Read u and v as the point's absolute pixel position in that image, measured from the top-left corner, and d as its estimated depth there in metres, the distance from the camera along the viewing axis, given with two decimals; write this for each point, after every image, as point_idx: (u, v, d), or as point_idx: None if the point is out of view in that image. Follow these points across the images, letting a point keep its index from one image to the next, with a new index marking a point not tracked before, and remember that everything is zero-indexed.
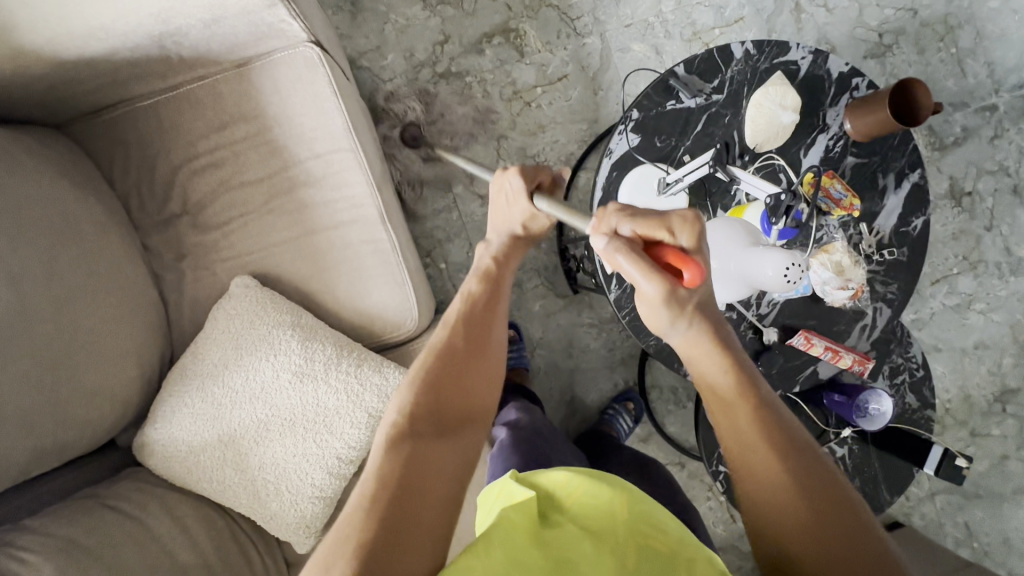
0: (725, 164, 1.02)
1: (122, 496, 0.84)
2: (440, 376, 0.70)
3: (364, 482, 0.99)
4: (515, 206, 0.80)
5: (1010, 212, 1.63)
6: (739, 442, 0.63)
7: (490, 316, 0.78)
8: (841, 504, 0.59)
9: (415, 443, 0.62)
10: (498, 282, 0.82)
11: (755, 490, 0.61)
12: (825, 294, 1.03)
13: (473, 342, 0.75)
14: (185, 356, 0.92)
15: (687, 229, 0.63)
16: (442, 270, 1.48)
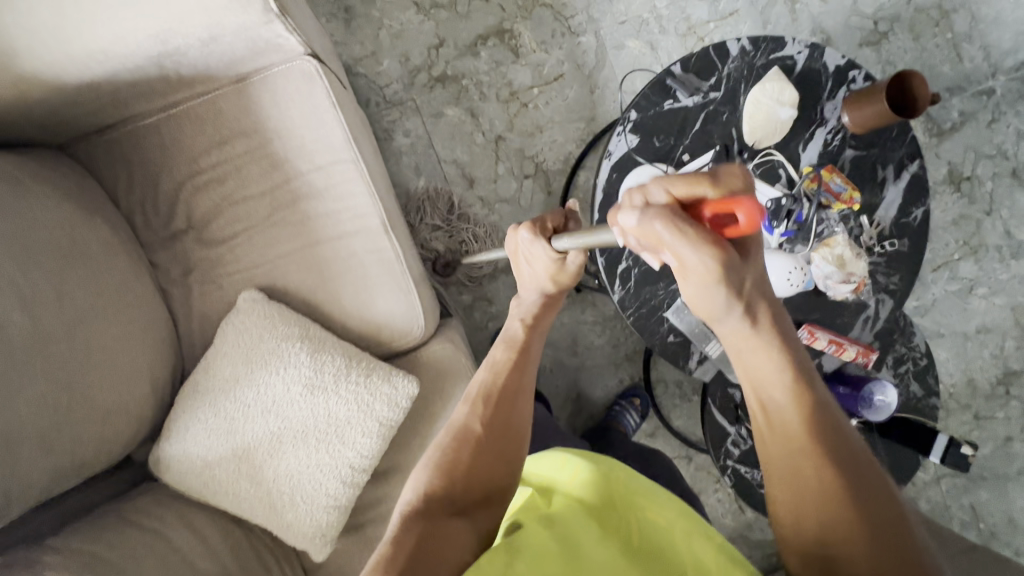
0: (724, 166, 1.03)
1: (141, 511, 0.86)
2: (460, 457, 0.73)
3: (378, 487, 1.00)
4: (538, 262, 0.80)
5: (1010, 195, 1.63)
6: (785, 442, 0.59)
7: (513, 394, 0.80)
8: (893, 513, 0.55)
9: (427, 524, 0.65)
10: (525, 353, 0.84)
11: (798, 494, 0.57)
12: (829, 288, 1.06)
13: (498, 421, 0.77)
14: (196, 371, 0.93)
15: (733, 180, 0.56)
16: (445, 273, 1.48)
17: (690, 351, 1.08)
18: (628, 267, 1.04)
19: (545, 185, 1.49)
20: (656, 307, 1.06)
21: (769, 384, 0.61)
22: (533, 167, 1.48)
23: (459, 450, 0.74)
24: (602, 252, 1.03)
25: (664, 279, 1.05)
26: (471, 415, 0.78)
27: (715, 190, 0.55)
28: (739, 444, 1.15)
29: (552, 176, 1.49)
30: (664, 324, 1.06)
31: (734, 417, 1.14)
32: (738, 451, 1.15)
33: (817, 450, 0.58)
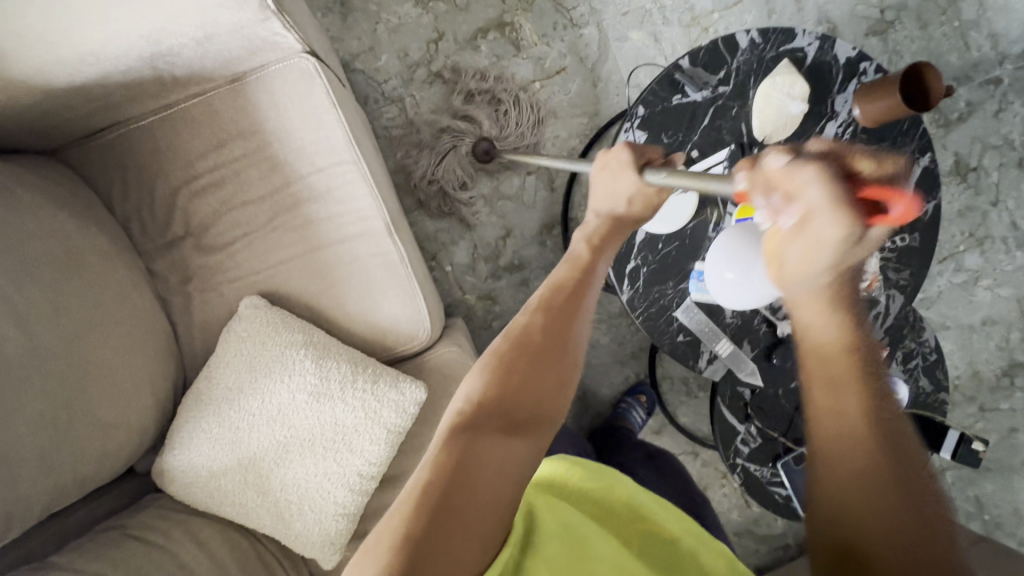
0: (736, 167, 1.02)
1: (146, 525, 0.84)
2: (516, 368, 0.65)
3: (386, 493, 0.99)
4: (623, 180, 0.77)
5: (1016, 186, 1.61)
6: (840, 431, 0.57)
7: (575, 312, 0.73)
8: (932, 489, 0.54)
9: (470, 439, 0.58)
10: (590, 267, 0.77)
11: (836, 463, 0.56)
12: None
13: (557, 332, 0.70)
14: (198, 381, 0.91)
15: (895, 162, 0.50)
16: (448, 272, 1.46)
17: (700, 350, 1.06)
18: (636, 266, 1.02)
19: (548, 182, 1.46)
20: (665, 306, 1.04)
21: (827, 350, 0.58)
22: (535, 164, 1.46)
23: (513, 359, 0.67)
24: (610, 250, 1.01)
25: (672, 278, 1.03)
26: (531, 324, 0.71)
27: (875, 168, 0.49)
28: (749, 443, 1.14)
29: (555, 172, 1.46)
30: (674, 324, 1.05)
31: (743, 416, 1.13)
32: (747, 449, 1.14)
33: (874, 444, 0.55)
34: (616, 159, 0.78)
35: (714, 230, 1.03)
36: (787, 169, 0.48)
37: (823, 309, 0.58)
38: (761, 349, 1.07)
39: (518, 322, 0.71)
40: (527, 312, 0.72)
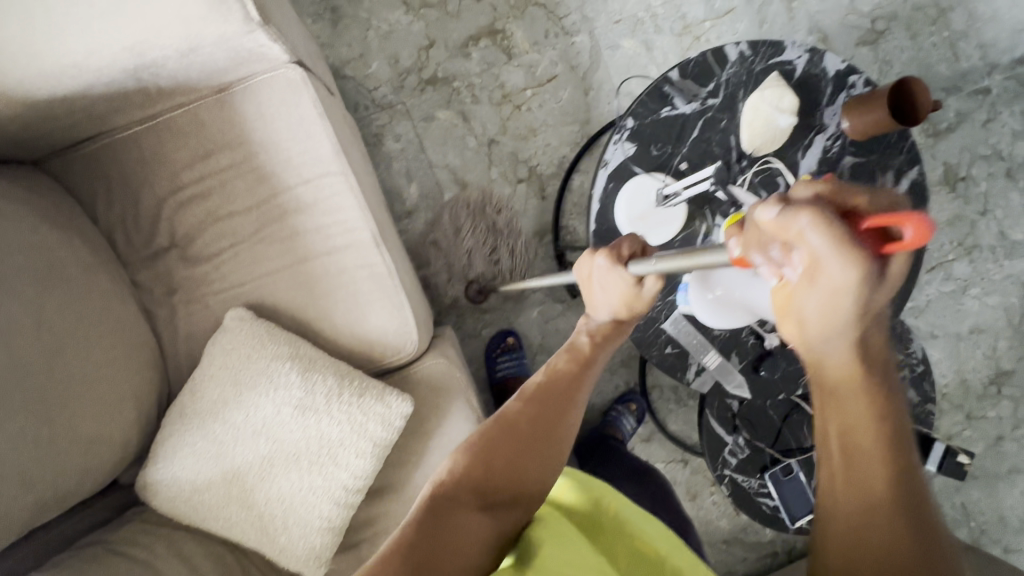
0: (726, 183, 0.99)
1: (130, 540, 0.84)
2: (502, 449, 0.73)
3: (373, 505, 0.99)
4: (609, 284, 0.78)
5: (1004, 196, 1.63)
6: (861, 496, 0.48)
7: (565, 407, 0.78)
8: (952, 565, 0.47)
9: (445, 509, 0.67)
10: (587, 356, 0.82)
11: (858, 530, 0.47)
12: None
13: (546, 421, 0.76)
14: (182, 394, 0.90)
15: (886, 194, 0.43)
16: (439, 280, 1.46)
17: (687, 362, 1.06)
18: None
19: (539, 190, 1.46)
20: (653, 318, 1.04)
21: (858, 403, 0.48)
22: (526, 171, 1.46)
23: (503, 438, 0.74)
24: None
25: (660, 290, 1.04)
26: (524, 411, 0.77)
27: (872, 199, 0.42)
28: (736, 454, 1.14)
29: (546, 180, 1.46)
30: (662, 336, 1.05)
31: (731, 427, 1.13)
32: (735, 460, 1.15)
33: (902, 545, 0.46)
34: (598, 269, 0.77)
35: (703, 242, 1.03)
36: (777, 219, 0.42)
37: (850, 375, 0.47)
38: (748, 361, 1.07)
39: (512, 407, 0.78)
40: (518, 400, 0.79)
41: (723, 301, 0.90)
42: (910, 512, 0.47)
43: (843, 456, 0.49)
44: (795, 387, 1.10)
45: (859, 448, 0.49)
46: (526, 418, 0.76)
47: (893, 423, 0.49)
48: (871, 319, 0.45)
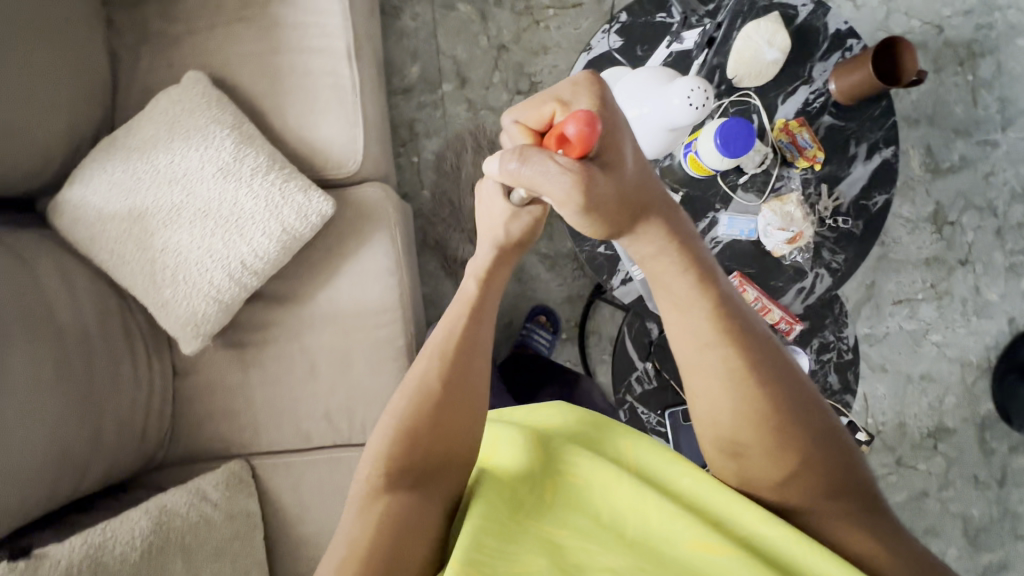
0: (679, 32, 1.03)
1: (20, 240, 0.84)
2: (420, 420, 0.71)
3: (269, 310, 1.01)
4: (495, 205, 0.80)
5: (987, 252, 1.61)
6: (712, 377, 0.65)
7: (474, 345, 0.79)
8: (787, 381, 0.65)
9: (389, 502, 0.65)
10: (481, 299, 0.83)
11: (717, 397, 0.65)
12: (766, 235, 1.04)
13: (458, 380, 0.75)
14: (117, 129, 0.91)
15: (576, 97, 0.62)
16: (414, 163, 1.47)
17: (615, 268, 1.05)
18: None
19: None
20: None
21: (687, 319, 0.65)
22: (527, 85, 1.47)
23: (422, 411, 0.72)
24: None
25: None
26: (441, 375, 0.74)
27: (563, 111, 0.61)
28: (644, 382, 1.13)
29: None
30: None
31: (645, 353, 1.13)
32: (640, 389, 1.13)
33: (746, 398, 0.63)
34: (497, 200, 0.79)
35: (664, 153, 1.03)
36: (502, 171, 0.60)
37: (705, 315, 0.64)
38: None
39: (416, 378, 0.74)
40: (426, 364, 0.76)
41: (638, 123, 0.89)
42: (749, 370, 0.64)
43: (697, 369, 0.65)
44: None
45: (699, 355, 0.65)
46: (435, 382, 0.74)
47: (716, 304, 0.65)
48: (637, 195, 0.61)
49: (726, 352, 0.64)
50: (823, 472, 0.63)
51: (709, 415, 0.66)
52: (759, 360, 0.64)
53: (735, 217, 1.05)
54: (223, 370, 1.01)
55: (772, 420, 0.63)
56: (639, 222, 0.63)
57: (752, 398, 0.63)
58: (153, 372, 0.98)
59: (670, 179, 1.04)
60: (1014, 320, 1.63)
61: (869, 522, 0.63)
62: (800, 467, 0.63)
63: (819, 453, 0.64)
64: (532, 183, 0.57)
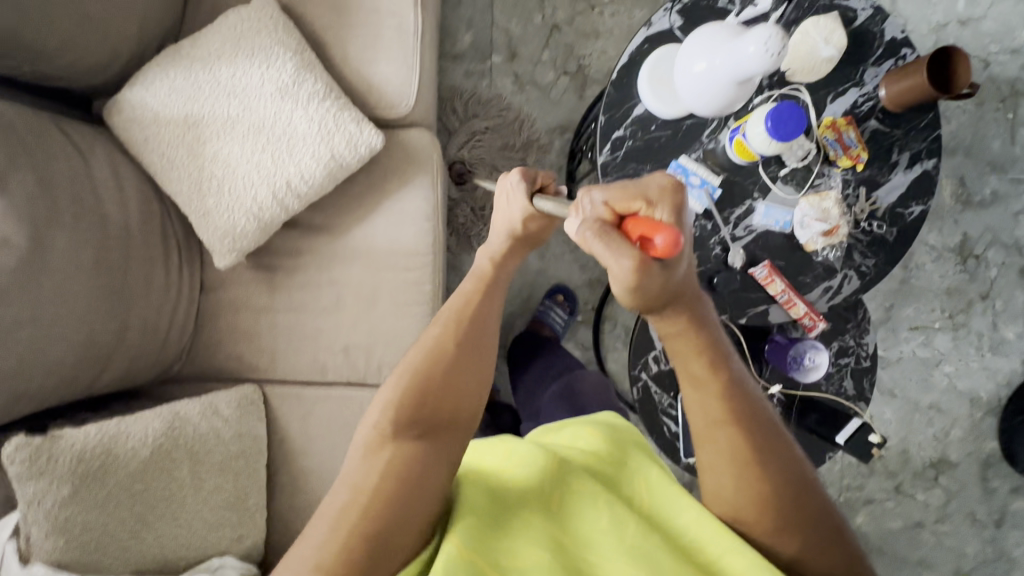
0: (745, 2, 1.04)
1: (79, 133, 0.86)
2: (432, 374, 0.71)
3: (303, 240, 1.03)
4: (513, 202, 0.79)
5: (1009, 290, 1.61)
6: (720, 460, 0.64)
7: (483, 315, 0.78)
8: (792, 469, 0.64)
9: (392, 454, 0.64)
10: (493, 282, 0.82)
11: (722, 477, 0.64)
12: (802, 226, 1.05)
13: (473, 341, 0.75)
14: (184, 39, 0.93)
15: (660, 197, 0.59)
16: (454, 129, 1.49)
17: None
18: (623, 136, 1.04)
19: (579, 88, 1.49)
20: None
21: (698, 398, 0.64)
22: (575, 67, 1.49)
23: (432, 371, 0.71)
24: (603, 111, 1.04)
25: (650, 162, 1.04)
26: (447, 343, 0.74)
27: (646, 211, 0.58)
28: (660, 362, 1.13)
29: (589, 82, 1.49)
30: None
31: None
32: (656, 368, 1.13)
33: (750, 481, 0.62)
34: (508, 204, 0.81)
35: (709, 136, 1.04)
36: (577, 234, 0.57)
37: (716, 402, 0.63)
38: (706, 271, 1.07)
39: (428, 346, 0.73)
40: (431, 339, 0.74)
41: (707, 76, 0.93)
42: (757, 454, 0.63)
43: (709, 449, 0.64)
44: (739, 315, 1.08)
45: (708, 436, 0.64)
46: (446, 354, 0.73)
47: (735, 391, 0.64)
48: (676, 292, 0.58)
49: (734, 436, 0.63)
50: (823, 556, 0.63)
51: (710, 491, 0.66)
52: (770, 450, 0.63)
53: (772, 207, 1.05)
54: (251, 293, 1.03)
55: (776, 505, 0.62)
56: (669, 309, 0.60)
57: (758, 485, 0.62)
58: (183, 284, 0.99)
59: (713, 163, 1.05)
60: None
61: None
62: (801, 548, 0.62)
63: (821, 541, 0.63)
64: (598, 257, 0.56)
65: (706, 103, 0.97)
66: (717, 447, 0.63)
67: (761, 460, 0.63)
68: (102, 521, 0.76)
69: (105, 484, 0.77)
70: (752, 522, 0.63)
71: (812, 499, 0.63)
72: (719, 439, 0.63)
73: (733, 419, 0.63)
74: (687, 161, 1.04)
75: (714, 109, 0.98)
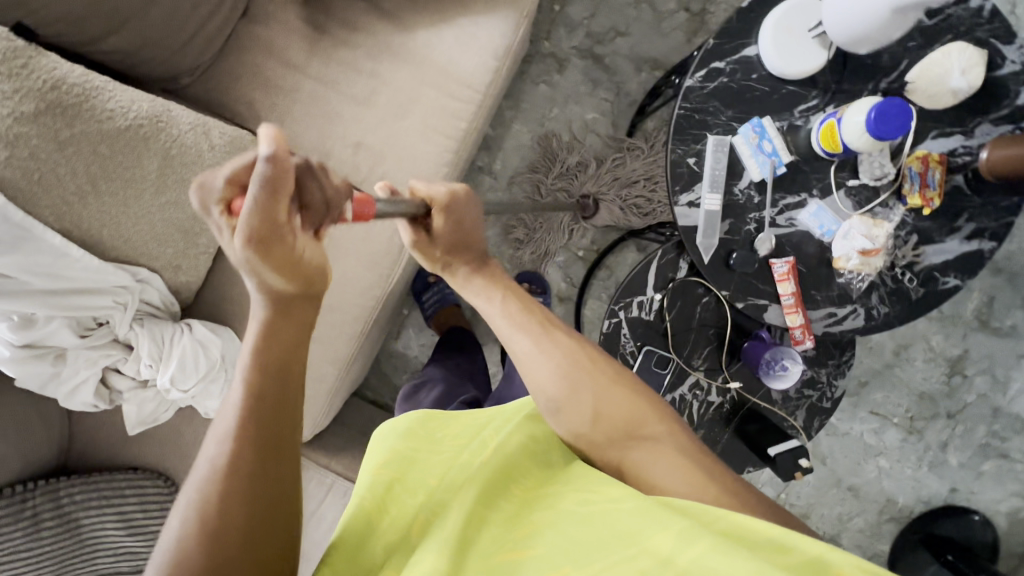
0: None
1: None
2: (265, 410, 0.55)
3: (361, 15, 0.96)
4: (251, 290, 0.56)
5: (975, 420, 1.61)
6: (591, 387, 0.71)
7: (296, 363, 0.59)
8: (649, 395, 0.73)
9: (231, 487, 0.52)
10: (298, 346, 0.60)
11: (599, 402, 0.70)
12: (845, 237, 1.00)
13: (272, 432, 0.55)
14: None
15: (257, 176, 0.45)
16: (553, 11, 1.41)
17: (692, 186, 1.00)
18: (720, 70, 0.97)
19: (693, 30, 1.40)
20: (707, 124, 0.99)
21: (562, 342, 0.75)
22: (699, 8, 1.39)
23: (228, 484, 0.52)
24: (715, 36, 0.97)
25: (733, 110, 0.98)
26: (243, 457, 0.53)
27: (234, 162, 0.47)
28: (643, 310, 1.09)
29: (705, 28, 1.39)
30: (696, 146, 0.99)
31: (661, 285, 1.09)
32: (635, 313, 1.09)
33: (621, 405, 0.70)
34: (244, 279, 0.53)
35: (802, 113, 0.98)
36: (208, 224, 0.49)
37: (578, 343, 0.75)
38: (730, 242, 1.02)
39: (190, 518, 0.51)
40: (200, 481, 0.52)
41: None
42: (619, 380, 0.73)
43: (580, 377, 0.72)
44: (738, 299, 1.04)
45: (576, 368, 0.72)
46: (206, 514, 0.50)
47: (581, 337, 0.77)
48: (283, 264, 0.52)
49: (544, 347, 0.74)
50: (650, 427, 0.69)
51: (592, 421, 0.70)
52: (580, 345, 0.75)
53: (824, 210, 1.00)
54: (287, 41, 0.96)
55: (595, 389, 0.71)
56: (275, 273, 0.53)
57: (578, 378, 0.71)
58: None
59: (791, 141, 0.99)
60: (955, 491, 1.62)
61: (682, 448, 0.68)
62: (620, 422, 0.69)
63: (632, 405, 0.70)
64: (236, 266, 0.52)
65: (845, 24, 0.88)
66: (585, 369, 0.72)
67: (622, 382, 0.73)
68: (53, 160, 0.75)
69: (71, 125, 0.76)
70: (625, 434, 0.69)
71: (667, 411, 0.72)
72: (584, 362, 0.73)
73: (589, 350, 0.75)
74: (769, 125, 0.98)
75: (849, 35, 0.89)
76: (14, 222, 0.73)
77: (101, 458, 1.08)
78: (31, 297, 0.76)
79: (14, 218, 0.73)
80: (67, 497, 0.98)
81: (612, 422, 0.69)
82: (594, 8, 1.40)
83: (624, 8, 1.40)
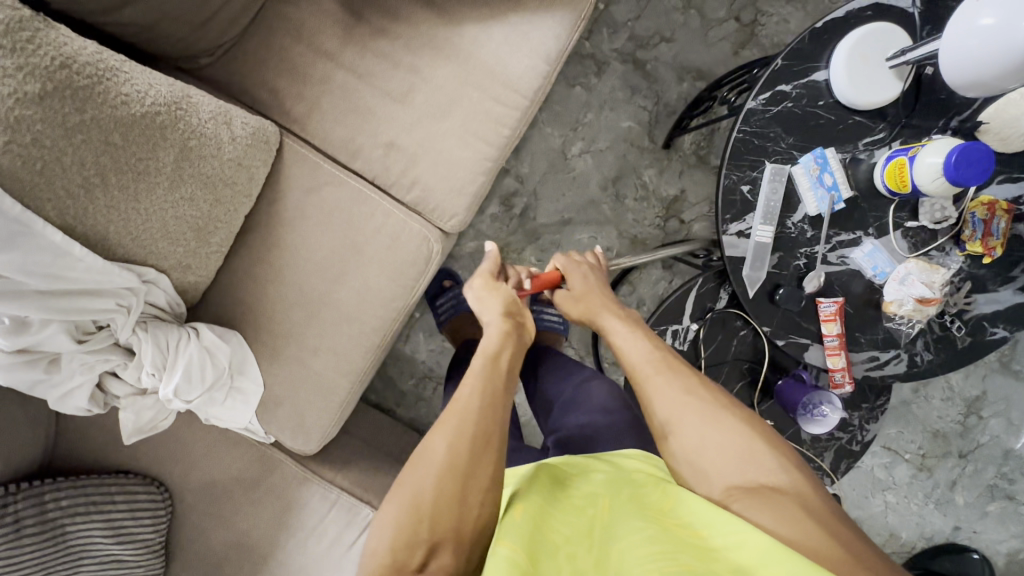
0: None
1: None
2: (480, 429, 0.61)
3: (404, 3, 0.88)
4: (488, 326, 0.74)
5: (985, 461, 1.60)
6: (700, 412, 0.66)
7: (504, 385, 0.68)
8: (767, 431, 0.65)
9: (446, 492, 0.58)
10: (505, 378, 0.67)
11: (708, 430, 0.65)
12: (901, 281, 0.94)
13: (479, 452, 0.60)
14: None
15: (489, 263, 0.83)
16: (597, 11, 1.33)
17: (744, 215, 0.94)
18: (786, 93, 0.91)
19: (742, 42, 1.33)
20: (766, 150, 0.92)
21: (672, 365, 0.72)
22: (750, 20, 1.32)
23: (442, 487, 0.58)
24: (784, 56, 0.90)
25: (794, 137, 0.92)
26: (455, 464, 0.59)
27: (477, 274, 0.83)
28: (676, 339, 1.03)
29: (755, 42, 1.32)
30: (751, 173, 0.93)
31: (698, 315, 1.03)
32: (668, 342, 1.03)
33: (730, 436, 0.64)
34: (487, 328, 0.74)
35: (866, 146, 0.93)
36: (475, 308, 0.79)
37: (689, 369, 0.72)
38: (777, 276, 0.96)
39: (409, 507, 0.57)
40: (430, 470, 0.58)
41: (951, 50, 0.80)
42: (731, 410, 0.66)
43: (690, 401, 0.67)
44: (779, 336, 0.98)
45: (685, 392, 0.69)
46: (430, 498, 0.57)
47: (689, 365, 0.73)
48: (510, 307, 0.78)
49: (651, 368, 0.71)
50: (764, 467, 0.61)
51: (697, 451, 0.64)
52: (691, 372, 0.71)
53: (879, 250, 0.95)
54: (320, 25, 0.88)
55: (702, 416, 0.66)
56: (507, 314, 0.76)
57: (688, 401, 0.67)
58: None
59: (851, 175, 0.93)
60: (958, 529, 1.60)
61: (805, 499, 0.57)
62: (728, 455, 0.63)
63: (745, 441, 0.63)
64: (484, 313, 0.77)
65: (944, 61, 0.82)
66: (694, 394, 0.68)
67: (734, 414, 0.66)
68: (65, 153, 0.66)
69: (82, 111, 0.67)
70: (734, 469, 0.62)
71: (786, 452, 0.63)
72: (693, 387, 0.69)
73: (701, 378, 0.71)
74: (832, 157, 0.92)
75: (965, 78, 0.80)
76: (10, 215, 0.63)
77: (88, 459, 1.01)
78: (26, 297, 0.68)
79: (10, 210, 0.63)
80: (52, 501, 0.90)
81: (721, 455, 0.63)
82: (641, 11, 1.33)
83: (672, 15, 1.32)
